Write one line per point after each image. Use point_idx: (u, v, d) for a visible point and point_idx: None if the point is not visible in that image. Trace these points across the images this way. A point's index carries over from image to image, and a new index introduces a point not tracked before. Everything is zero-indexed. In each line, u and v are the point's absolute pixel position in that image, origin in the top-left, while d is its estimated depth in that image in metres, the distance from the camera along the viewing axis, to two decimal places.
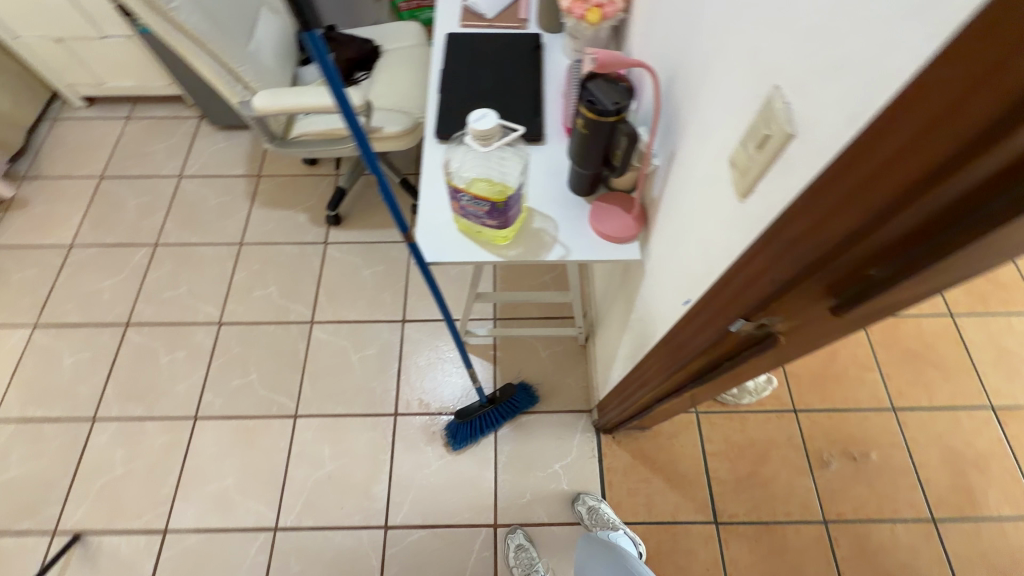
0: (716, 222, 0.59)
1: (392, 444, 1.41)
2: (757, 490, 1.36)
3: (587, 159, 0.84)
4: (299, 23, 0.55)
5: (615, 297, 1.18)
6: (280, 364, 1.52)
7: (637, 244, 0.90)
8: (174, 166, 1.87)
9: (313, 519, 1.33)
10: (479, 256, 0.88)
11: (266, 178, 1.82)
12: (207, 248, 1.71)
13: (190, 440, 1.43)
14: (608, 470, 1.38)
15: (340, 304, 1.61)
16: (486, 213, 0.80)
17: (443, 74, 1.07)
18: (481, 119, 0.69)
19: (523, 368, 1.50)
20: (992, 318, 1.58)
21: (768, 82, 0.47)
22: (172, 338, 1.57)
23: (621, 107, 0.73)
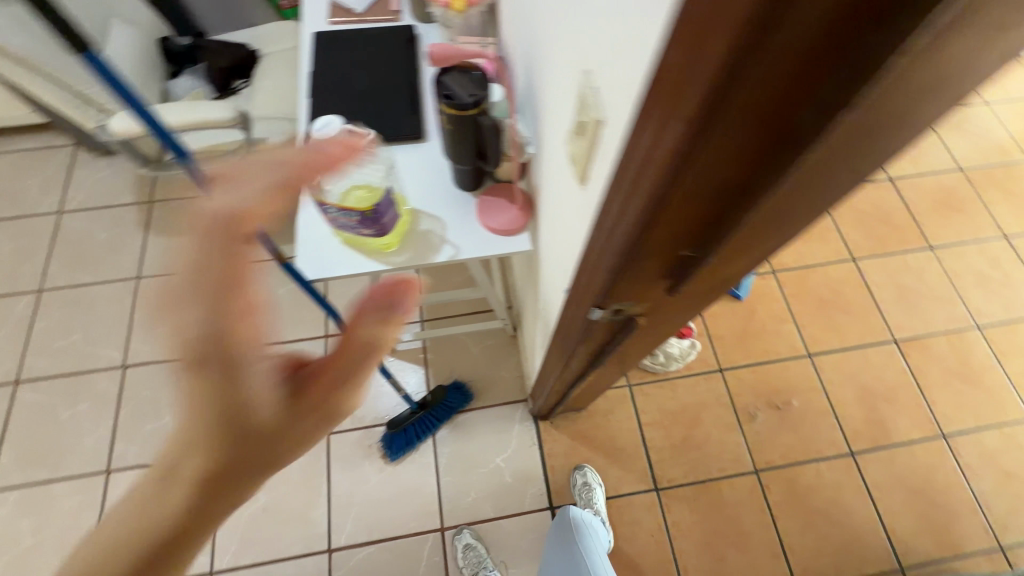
0: (568, 211, 0.57)
1: (328, 465, 1.36)
2: (693, 452, 1.40)
3: (461, 154, 0.81)
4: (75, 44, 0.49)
5: (528, 286, 1.17)
6: None
7: (528, 234, 0.89)
8: (51, 201, 1.70)
9: (252, 556, 1.27)
10: (364, 266, 0.84)
11: (159, 203, 1.69)
12: (101, 286, 1.57)
13: (105, 496, 1.33)
14: (549, 456, 1.39)
15: None
16: (358, 223, 0.76)
17: (312, 76, 1.00)
18: (326, 128, 0.65)
19: (456, 367, 1.48)
20: (890, 257, 1.69)
21: (582, 67, 0.46)
22: (72, 389, 1.44)
23: (478, 99, 0.71)
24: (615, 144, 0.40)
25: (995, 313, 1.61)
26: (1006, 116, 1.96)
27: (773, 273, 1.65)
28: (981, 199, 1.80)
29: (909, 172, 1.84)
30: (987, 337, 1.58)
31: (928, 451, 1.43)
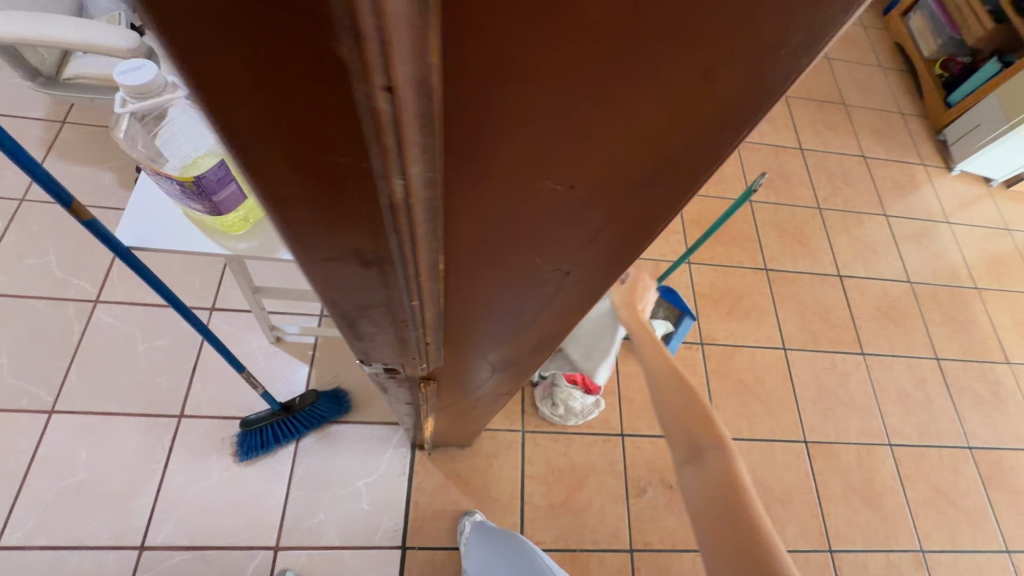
0: None
1: (169, 452, 1.22)
2: (568, 516, 1.31)
3: None
4: None
5: None
6: (42, 348, 1.27)
7: None
8: None
9: (47, 537, 1.11)
10: (200, 246, 0.73)
11: (71, 127, 1.54)
12: None
13: None
14: (416, 489, 1.28)
15: (136, 283, 1.37)
16: (183, 193, 0.64)
17: None
18: (133, 72, 0.53)
19: (340, 373, 1.35)
20: (819, 355, 1.65)
21: None
22: None
23: None
24: None
25: (908, 435, 1.57)
26: (964, 240, 1.96)
27: (699, 345, 1.59)
28: (922, 316, 1.78)
29: (858, 274, 1.82)
30: (895, 456, 1.54)
31: (810, 564, 1.36)
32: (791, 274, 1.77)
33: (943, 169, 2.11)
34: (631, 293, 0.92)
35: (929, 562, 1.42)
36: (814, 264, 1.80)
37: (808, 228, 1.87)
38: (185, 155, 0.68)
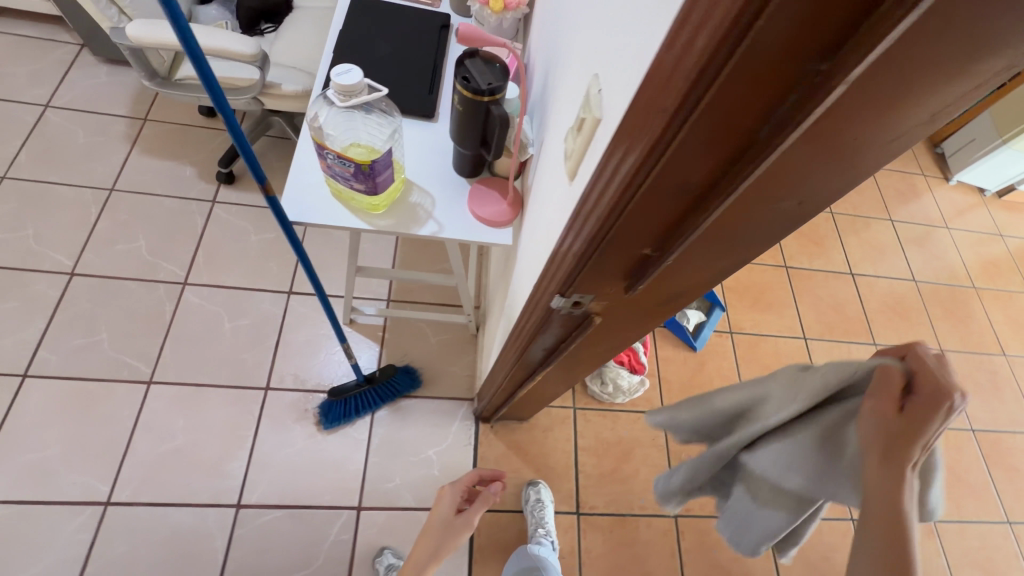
0: (555, 205, 0.61)
1: (257, 420, 1.32)
2: (617, 485, 1.43)
3: (467, 139, 0.84)
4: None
5: (500, 286, 1.20)
6: (138, 324, 1.38)
7: (511, 231, 0.91)
8: (39, 95, 1.64)
9: (152, 495, 1.21)
10: (349, 222, 0.86)
11: (152, 123, 1.66)
12: (67, 189, 1.51)
13: (14, 399, 1.24)
14: (481, 458, 1.40)
15: (220, 268, 1.49)
16: (352, 174, 0.76)
17: (340, 38, 1.03)
18: (345, 74, 0.66)
19: (409, 352, 1.48)
20: (836, 345, 1.80)
21: (592, 71, 0.50)
22: (4, 283, 1.36)
23: (494, 88, 0.75)
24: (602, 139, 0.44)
25: None
26: (962, 244, 2.14)
27: (728, 334, 1.74)
28: (927, 312, 1.95)
29: (868, 272, 1.99)
30: None
31: (835, 530, 1.49)
32: (807, 272, 1.93)
33: (941, 180, 2.30)
34: (906, 481, 0.44)
35: (939, 530, 1.56)
36: (828, 263, 1.96)
37: (823, 230, 2.04)
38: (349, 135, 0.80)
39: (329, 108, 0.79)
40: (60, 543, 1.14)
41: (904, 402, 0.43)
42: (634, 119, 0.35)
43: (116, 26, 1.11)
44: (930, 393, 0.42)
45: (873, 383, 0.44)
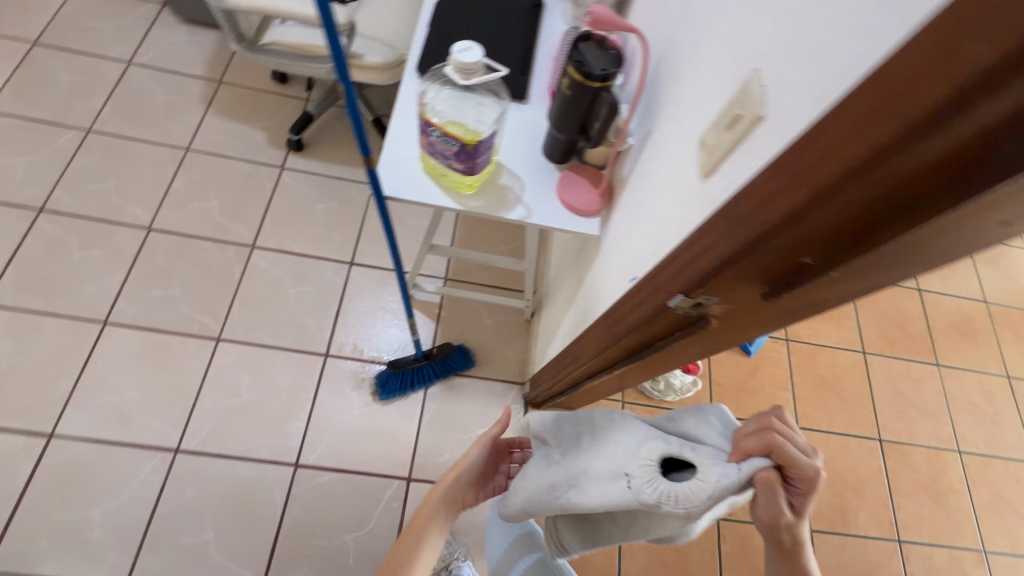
0: (677, 201, 0.60)
1: (316, 385, 1.36)
2: None
3: (566, 124, 0.82)
4: None
5: (566, 274, 1.19)
6: (209, 283, 1.42)
7: (598, 221, 0.90)
8: (122, 51, 1.68)
9: (218, 447, 1.27)
10: (440, 200, 0.86)
11: (227, 86, 1.69)
12: (147, 145, 1.55)
13: (95, 344, 1.31)
14: None
15: (287, 234, 1.52)
16: (454, 154, 0.76)
17: (435, 12, 1.02)
18: (465, 51, 0.65)
19: (464, 331, 1.49)
20: (896, 361, 1.74)
21: (750, 64, 0.48)
22: (88, 233, 1.42)
23: (608, 75, 0.72)
24: (783, 131, 0.41)
25: (977, 443, 1.66)
26: None
27: (784, 341, 1.69)
28: (996, 335, 1.85)
29: (936, 289, 1.90)
30: (964, 462, 1.62)
31: (880, 550, 1.46)
32: None
33: None
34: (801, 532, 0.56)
35: (990, 560, 1.51)
36: None
37: None
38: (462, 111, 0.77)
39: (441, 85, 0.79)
40: (134, 483, 1.21)
41: (790, 492, 0.52)
42: (861, 110, 0.32)
43: None
44: (806, 484, 0.51)
45: (765, 500, 0.51)
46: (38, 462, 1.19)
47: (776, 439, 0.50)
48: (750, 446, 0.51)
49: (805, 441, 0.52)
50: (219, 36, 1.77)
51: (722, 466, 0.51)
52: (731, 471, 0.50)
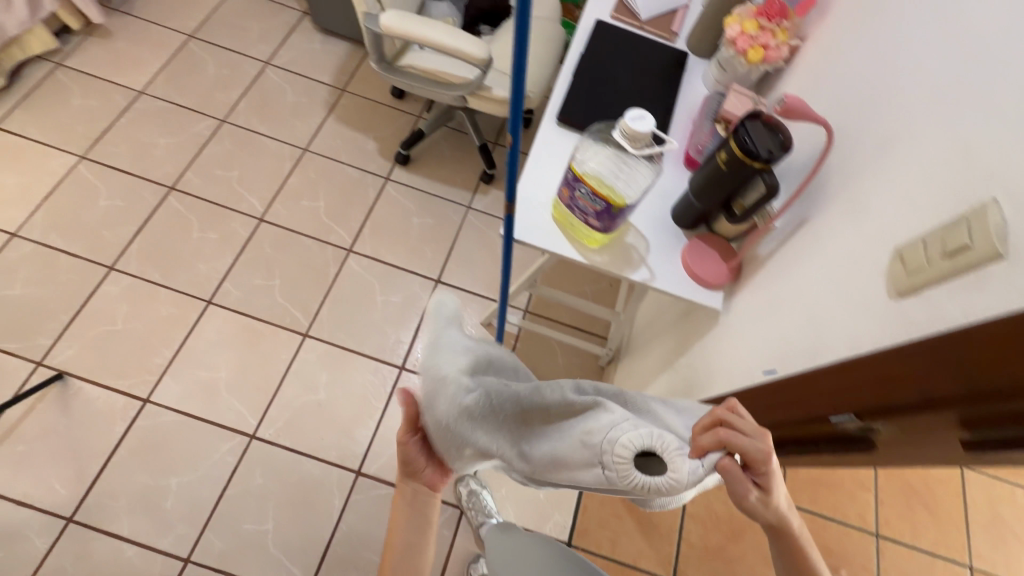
0: (851, 307, 0.56)
1: (389, 396, 1.38)
2: (720, 563, 1.35)
3: (709, 195, 0.80)
4: None
5: (661, 334, 1.16)
6: (306, 279, 1.49)
7: (722, 295, 0.87)
8: (263, 51, 1.81)
9: (290, 440, 1.31)
10: (565, 251, 0.86)
11: (349, 94, 1.78)
12: (271, 141, 1.66)
13: (198, 321, 1.39)
14: (586, 494, 1.37)
15: (382, 243, 1.57)
16: (596, 212, 0.75)
17: (579, 61, 1.04)
18: (637, 120, 0.65)
19: (536, 368, 1.47)
20: (997, 482, 1.57)
21: (985, 190, 0.44)
22: (208, 216, 1.52)
23: (772, 158, 0.70)
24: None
25: None
26: None
27: None
28: None
29: None
30: None
31: None
32: None
33: None
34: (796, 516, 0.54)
35: None
36: None
37: None
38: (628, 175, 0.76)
39: (596, 145, 0.80)
40: (210, 461, 1.26)
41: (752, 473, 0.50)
42: None
43: (369, 12, 1.19)
44: (767, 466, 0.49)
45: (736, 486, 0.49)
46: (130, 424, 1.27)
47: (726, 433, 0.48)
48: (705, 442, 0.48)
49: (755, 423, 0.50)
50: (349, 46, 1.88)
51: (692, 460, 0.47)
52: (696, 466, 0.47)
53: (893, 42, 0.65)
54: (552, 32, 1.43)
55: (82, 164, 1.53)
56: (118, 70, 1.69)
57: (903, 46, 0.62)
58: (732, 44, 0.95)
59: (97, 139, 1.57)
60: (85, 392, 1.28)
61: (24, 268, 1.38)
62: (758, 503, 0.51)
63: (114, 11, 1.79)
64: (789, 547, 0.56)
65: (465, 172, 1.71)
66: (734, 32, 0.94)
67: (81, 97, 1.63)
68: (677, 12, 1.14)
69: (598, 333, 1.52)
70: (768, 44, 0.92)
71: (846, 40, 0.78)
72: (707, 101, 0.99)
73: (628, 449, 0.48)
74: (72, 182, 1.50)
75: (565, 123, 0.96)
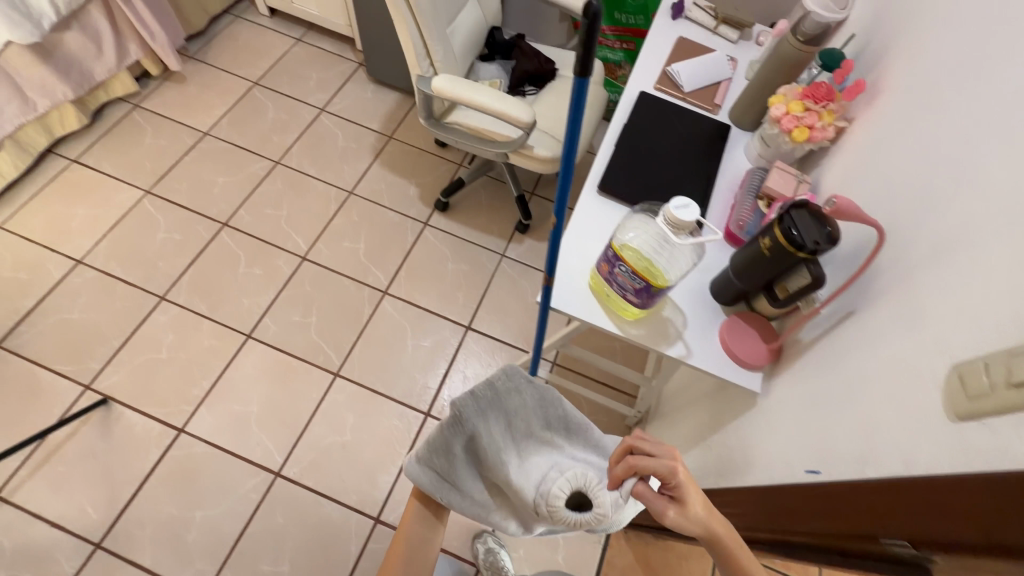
0: (906, 421, 0.54)
1: (412, 442, 1.38)
2: None
3: (751, 276, 0.80)
4: (578, 75, 0.53)
5: (693, 404, 1.12)
6: (341, 319, 1.53)
7: (760, 376, 0.84)
8: (319, 98, 1.93)
9: (313, 480, 1.32)
10: (600, 321, 0.86)
11: (395, 141, 1.86)
12: (320, 183, 1.75)
13: (236, 354, 1.44)
14: (608, 562, 1.31)
15: (417, 286, 1.61)
16: (634, 289, 0.76)
17: (622, 131, 1.07)
18: (682, 208, 0.66)
19: None
20: None
21: None
22: (256, 252, 1.59)
23: (818, 249, 0.69)
24: None
25: None
26: None
27: None
28: None
29: None
30: None
31: None
32: None
33: None
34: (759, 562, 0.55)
35: None
36: None
37: None
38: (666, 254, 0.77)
39: (637, 221, 0.81)
40: (235, 496, 1.28)
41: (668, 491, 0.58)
42: None
43: (424, 75, 1.27)
44: (679, 484, 0.57)
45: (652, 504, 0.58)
46: (164, 452, 1.31)
47: (633, 458, 0.60)
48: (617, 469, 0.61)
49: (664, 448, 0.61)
50: (399, 96, 1.98)
51: (612, 493, 0.64)
52: (616, 499, 0.64)
53: (950, 145, 0.64)
54: (595, 94, 1.48)
55: (147, 199, 1.64)
56: (188, 113, 1.83)
57: (964, 152, 0.61)
58: (777, 123, 0.96)
59: (162, 176, 1.69)
60: (126, 417, 1.33)
61: (84, 294, 1.48)
62: (679, 518, 0.56)
63: (190, 59, 1.96)
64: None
65: (501, 220, 1.75)
66: (778, 112, 0.95)
67: (152, 137, 1.76)
68: (721, 85, 1.16)
69: (626, 391, 1.49)
70: (814, 124, 0.92)
71: (898, 132, 0.77)
72: (749, 176, 1.00)
73: (565, 497, 0.66)
74: (136, 214, 1.61)
75: (606, 192, 0.97)
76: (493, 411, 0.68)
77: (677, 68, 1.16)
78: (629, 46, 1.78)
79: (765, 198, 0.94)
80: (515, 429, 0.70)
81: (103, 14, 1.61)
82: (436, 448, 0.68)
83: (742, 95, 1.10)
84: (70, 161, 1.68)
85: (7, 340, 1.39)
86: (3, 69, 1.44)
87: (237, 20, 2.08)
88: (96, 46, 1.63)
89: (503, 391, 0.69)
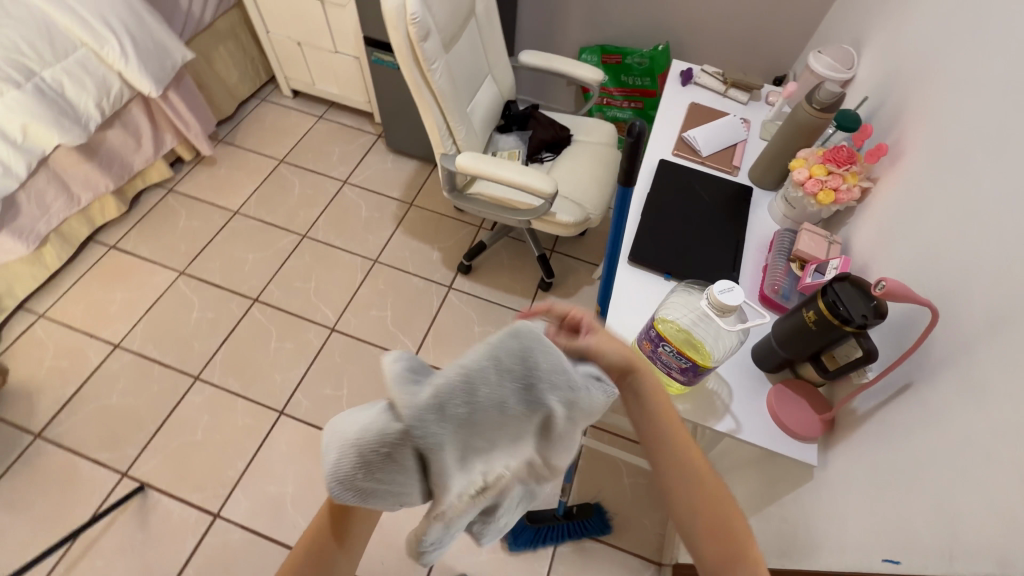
0: (993, 515, 0.51)
1: None
2: None
3: (796, 347, 0.79)
4: None
5: (740, 469, 1.09)
6: (371, 389, 1.53)
7: (815, 447, 0.82)
8: (341, 171, 2.01)
9: None
10: None
11: (416, 208, 1.92)
12: (346, 254, 1.80)
13: (270, 431, 1.44)
14: None
15: (445, 351, 1.61)
16: (680, 368, 0.75)
17: (646, 199, 1.09)
18: (726, 292, 0.67)
19: (601, 489, 1.40)
20: None
21: None
22: (287, 327, 1.62)
23: (867, 323, 0.68)
24: None
25: None
26: None
27: None
28: None
29: None
30: None
31: None
32: None
33: None
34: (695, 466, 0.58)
35: None
36: None
37: None
38: (712, 332, 0.77)
39: (678, 298, 0.81)
40: None
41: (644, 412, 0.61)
42: None
43: (447, 153, 1.32)
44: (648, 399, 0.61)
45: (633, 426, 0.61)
46: (200, 539, 1.29)
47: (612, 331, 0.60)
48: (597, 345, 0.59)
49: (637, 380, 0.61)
50: (417, 164, 2.06)
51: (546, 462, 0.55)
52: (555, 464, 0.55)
53: (988, 215, 0.65)
54: (610, 156, 1.52)
55: (181, 279, 1.70)
56: (219, 194, 1.92)
57: (1005, 225, 0.61)
58: (801, 186, 0.98)
59: (195, 256, 1.75)
60: (162, 505, 1.33)
61: (122, 379, 1.51)
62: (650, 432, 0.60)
63: (220, 142, 2.07)
64: (693, 498, 0.56)
65: (524, 279, 1.77)
66: (801, 176, 0.97)
67: (185, 218, 1.84)
68: (737, 146, 1.20)
69: None
70: (839, 186, 0.94)
71: (927, 195, 0.78)
72: (778, 237, 1.00)
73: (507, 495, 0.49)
74: (171, 296, 1.66)
75: (637, 262, 0.99)
76: (458, 427, 0.41)
77: (692, 133, 1.20)
78: (637, 105, 1.88)
79: (797, 261, 0.95)
80: (495, 447, 0.45)
81: (142, 110, 1.72)
82: (363, 467, 0.41)
83: (760, 156, 1.13)
84: (109, 248, 1.75)
85: (48, 430, 1.41)
86: (52, 169, 1.53)
87: (263, 103, 2.21)
88: (135, 140, 1.73)
89: (490, 402, 0.41)
